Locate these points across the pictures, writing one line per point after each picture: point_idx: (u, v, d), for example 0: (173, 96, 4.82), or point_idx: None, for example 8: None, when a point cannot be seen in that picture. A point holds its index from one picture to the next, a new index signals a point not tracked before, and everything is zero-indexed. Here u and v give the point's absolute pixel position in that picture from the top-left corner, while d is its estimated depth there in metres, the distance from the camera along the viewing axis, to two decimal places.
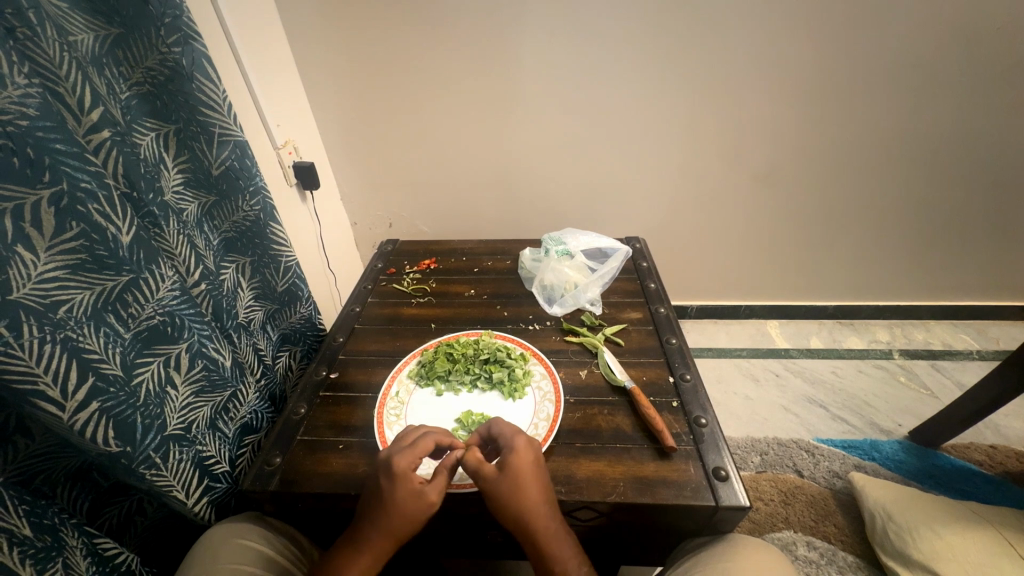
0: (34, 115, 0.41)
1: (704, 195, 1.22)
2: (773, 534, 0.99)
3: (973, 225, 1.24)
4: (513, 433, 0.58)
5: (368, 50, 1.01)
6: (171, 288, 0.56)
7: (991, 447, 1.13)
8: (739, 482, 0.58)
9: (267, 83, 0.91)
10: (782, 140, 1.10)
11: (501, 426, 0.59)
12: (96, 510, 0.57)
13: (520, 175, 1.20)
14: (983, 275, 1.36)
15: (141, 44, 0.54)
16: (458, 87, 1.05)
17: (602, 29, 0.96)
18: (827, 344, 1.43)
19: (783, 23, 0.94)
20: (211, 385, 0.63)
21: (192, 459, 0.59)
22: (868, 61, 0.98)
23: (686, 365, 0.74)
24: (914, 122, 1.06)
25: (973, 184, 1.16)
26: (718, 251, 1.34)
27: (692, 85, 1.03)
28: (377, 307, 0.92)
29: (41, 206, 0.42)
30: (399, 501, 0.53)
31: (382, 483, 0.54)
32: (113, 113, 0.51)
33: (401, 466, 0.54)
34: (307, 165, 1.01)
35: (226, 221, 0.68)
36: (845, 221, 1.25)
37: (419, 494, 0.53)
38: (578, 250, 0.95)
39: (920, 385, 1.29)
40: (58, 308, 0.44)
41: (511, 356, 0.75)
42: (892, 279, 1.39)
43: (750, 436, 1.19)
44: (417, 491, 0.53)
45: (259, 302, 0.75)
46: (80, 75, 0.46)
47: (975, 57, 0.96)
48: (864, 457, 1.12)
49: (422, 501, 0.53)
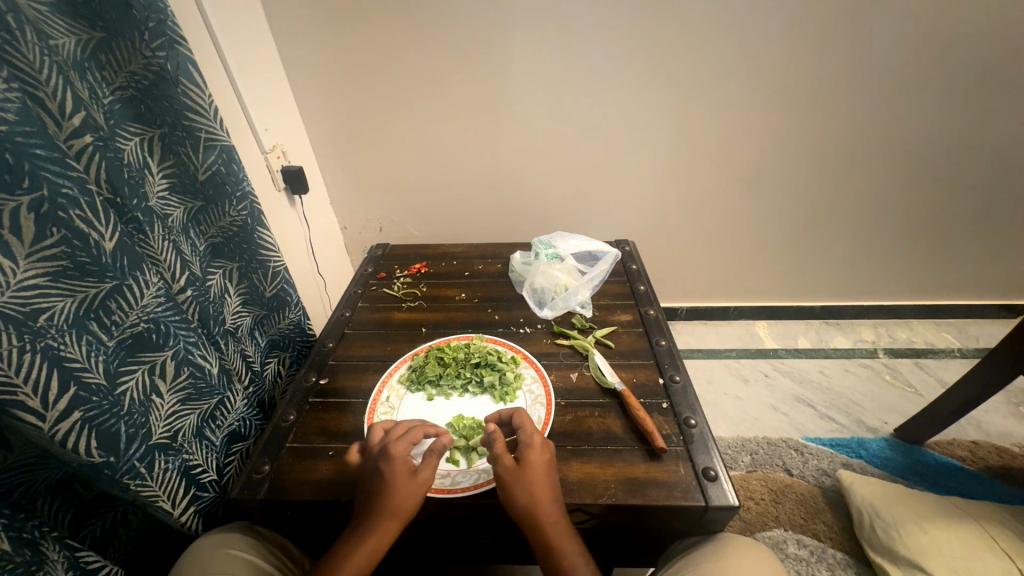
0: (14, 120, 0.40)
1: (692, 197, 1.23)
2: (764, 533, 1.00)
3: (955, 225, 1.27)
4: (531, 428, 0.59)
5: (356, 54, 1.00)
6: (156, 295, 0.55)
7: (973, 443, 1.15)
8: (729, 482, 0.59)
9: (254, 87, 0.91)
10: (768, 143, 1.12)
11: (522, 419, 0.60)
12: (79, 522, 0.56)
13: (510, 178, 1.20)
14: (964, 274, 1.39)
15: (125, 48, 0.53)
16: (448, 91, 1.05)
17: (590, 34, 0.97)
18: (814, 343, 1.45)
19: (767, 28, 0.96)
20: (198, 393, 0.62)
21: (178, 468, 0.59)
22: (851, 65, 1.00)
23: (676, 366, 0.75)
24: (895, 127, 1.09)
25: (953, 186, 1.19)
26: (707, 253, 1.36)
27: (680, 88, 1.04)
28: (367, 311, 0.91)
29: (21, 212, 0.42)
30: (393, 484, 0.53)
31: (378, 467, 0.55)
32: (95, 118, 0.50)
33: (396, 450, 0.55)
34: (297, 169, 1.00)
35: (212, 227, 0.67)
36: (831, 222, 1.27)
37: (413, 475, 0.54)
38: (568, 253, 0.96)
39: (905, 383, 1.32)
40: (38, 316, 0.43)
41: (502, 359, 0.74)
42: (877, 279, 1.41)
43: (741, 436, 1.20)
44: (410, 474, 0.54)
45: (247, 308, 0.75)
46: (62, 80, 0.45)
47: (952, 62, 0.99)
48: (851, 455, 1.14)
49: (416, 481, 0.54)
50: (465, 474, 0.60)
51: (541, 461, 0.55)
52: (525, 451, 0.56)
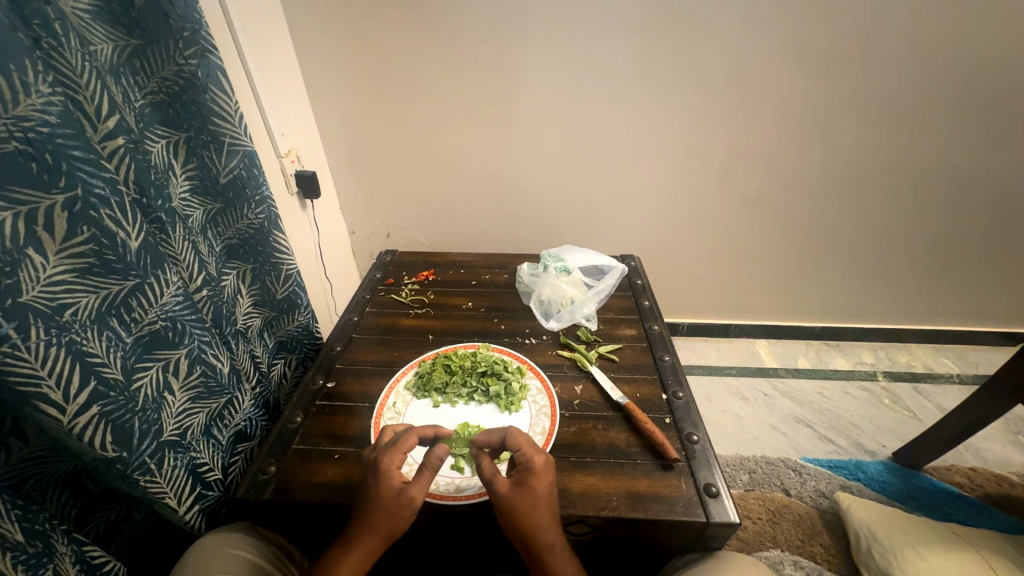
0: (55, 122, 0.42)
1: (696, 216, 1.25)
2: (761, 552, 1.00)
3: (957, 251, 1.28)
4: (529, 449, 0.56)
5: (374, 65, 1.03)
6: (175, 294, 0.57)
7: (971, 469, 1.16)
8: (730, 499, 0.59)
9: (274, 94, 0.93)
10: (772, 165, 1.14)
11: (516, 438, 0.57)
12: (85, 516, 0.56)
13: (518, 190, 1.22)
14: (964, 301, 1.40)
15: (159, 55, 0.55)
16: (462, 105, 1.08)
17: (602, 54, 1.00)
18: (814, 364, 1.46)
19: (773, 54, 0.99)
20: (208, 392, 0.63)
21: (186, 465, 0.59)
22: (854, 92, 1.03)
23: (679, 382, 0.76)
24: (897, 153, 1.11)
25: (953, 215, 1.21)
26: (710, 270, 1.37)
27: (687, 109, 1.07)
28: (375, 316, 0.92)
29: (55, 210, 0.43)
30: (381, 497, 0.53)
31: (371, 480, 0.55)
32: (127, 121, 0.51)
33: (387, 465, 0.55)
34: (310, 174, 1.02)
35: (230, 228, 0.68)
36: (834, 244, 1.29)
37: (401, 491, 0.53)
38: (575, 266, 0.97)
39: (903, 407, 1.32)
40: (64, 311, 0.44)
41: (508, 369, 0.76)
42: (877, 302, 1.43)
43: (739, 454, 1.20)
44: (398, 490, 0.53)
45: (258, 309, 0.76)
46: (100, 84, 0.47)
47: (955, 92, 1.02)
48: (850, 477, 1.14)
49: (404, 496, 0.53)
50: (469, 482, 0.61)
51: (545, 487, 0.54)
52: (530, 478, 0.54)
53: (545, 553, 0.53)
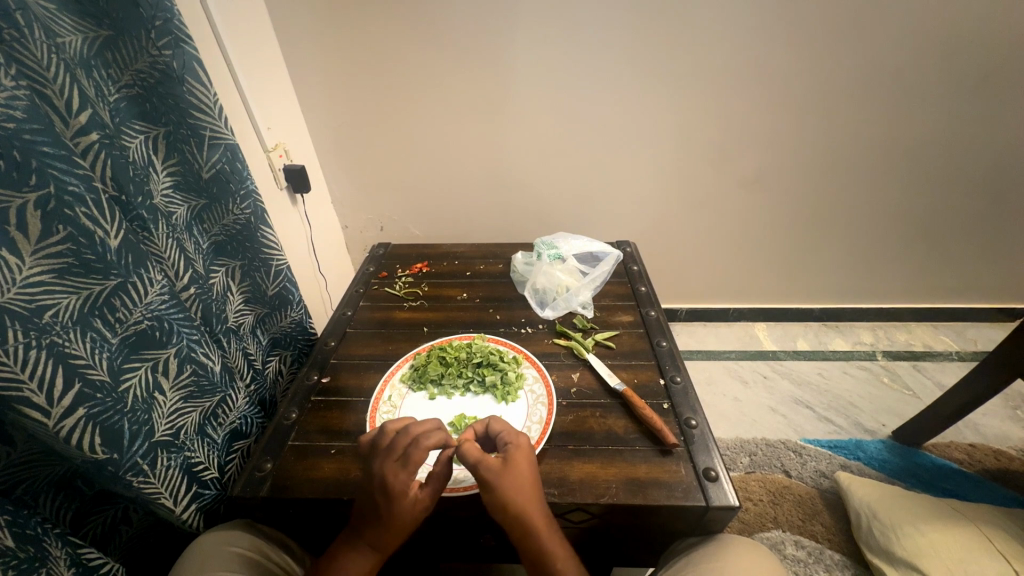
0: (21, 117, 0.41)
1: (692, 199, 1.23)
2: (762, 533, 1.01)
3: (955, 227, 1.27)
4: (512, 433, 0.58)
5: (359, 54, 1.01)
6: (160, 292, 0.55)
7: (970, 445, 1.16)
8: (729, 482, 0.59)
9: (257, 86, 0.91)
10: (768, 145, 1.13)
11: (499, 424, 0.59)
12: (81, 519, 0.56)
13: (511, 178, 1.21)
14: (963, 278, 1.40)
15: (131, 46, 0.53)
16: (451, 92, 1.06)
17: (592, 35, 0.97)
18: (813, 345, 1.46)
19: (768, 30, 0.96)
20: (200, 391, 0.62)
21: (180, 465, 0.59)
22: (851, 67, 1.01)
23: (677, 367, 0.75)
24: (895, 130, 1.09)
25: (951, 191, 1.20)
26: (707, 254, 1.36)
27: (680, 91, 1.05)
28: (369, 310, 0.91)
29: (28, 209, 0.42)
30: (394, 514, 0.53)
31: (378, 496, 0.53)
32: (101, 115, 0.50)
33: (397, 483, 0.52)
34: (299, 168, 1.00)
35: (216, 225, 0.67)
36: (832, 224, 1.28)
37: (415, 504, 0.53)
38: (570, 254, 0.96)
39: (903, 385, 1.32)
40: (44, 313, 0.43)
41: (504, 359, 0.75)
42: (876, 282, 1.42)
43: (740, 437, 1.20)
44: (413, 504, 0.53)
45: (249, 306, 0.75)
46: (69, 77, 0.45)
47: (952, 65, 1.00)
48: (850, 457, 1.14)
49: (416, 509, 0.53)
50: (467, 474, 0.61)
51: (527, 469, 0.55)
52: (512, 449, 0.56)
53: (535, 534, 0.52)
